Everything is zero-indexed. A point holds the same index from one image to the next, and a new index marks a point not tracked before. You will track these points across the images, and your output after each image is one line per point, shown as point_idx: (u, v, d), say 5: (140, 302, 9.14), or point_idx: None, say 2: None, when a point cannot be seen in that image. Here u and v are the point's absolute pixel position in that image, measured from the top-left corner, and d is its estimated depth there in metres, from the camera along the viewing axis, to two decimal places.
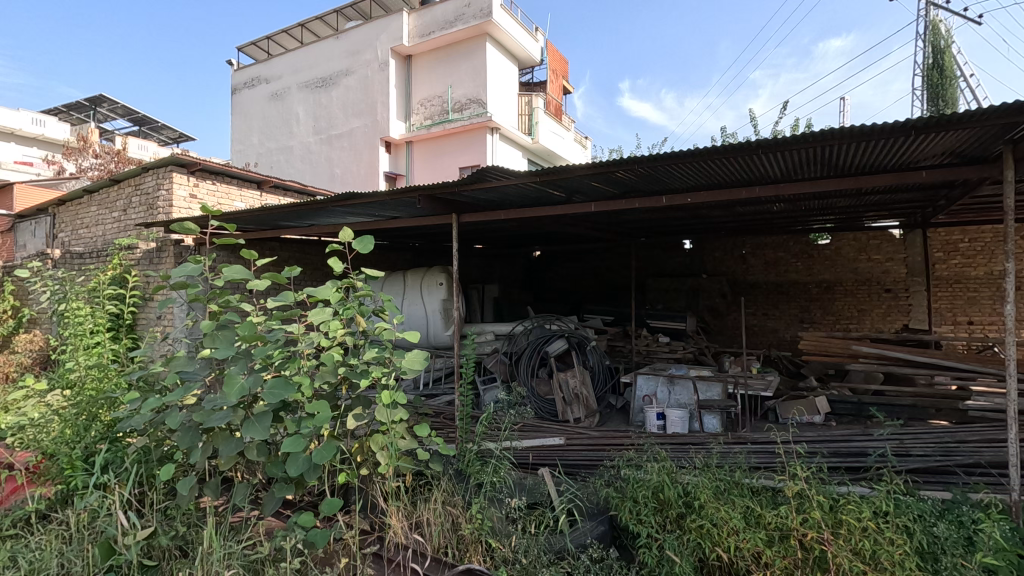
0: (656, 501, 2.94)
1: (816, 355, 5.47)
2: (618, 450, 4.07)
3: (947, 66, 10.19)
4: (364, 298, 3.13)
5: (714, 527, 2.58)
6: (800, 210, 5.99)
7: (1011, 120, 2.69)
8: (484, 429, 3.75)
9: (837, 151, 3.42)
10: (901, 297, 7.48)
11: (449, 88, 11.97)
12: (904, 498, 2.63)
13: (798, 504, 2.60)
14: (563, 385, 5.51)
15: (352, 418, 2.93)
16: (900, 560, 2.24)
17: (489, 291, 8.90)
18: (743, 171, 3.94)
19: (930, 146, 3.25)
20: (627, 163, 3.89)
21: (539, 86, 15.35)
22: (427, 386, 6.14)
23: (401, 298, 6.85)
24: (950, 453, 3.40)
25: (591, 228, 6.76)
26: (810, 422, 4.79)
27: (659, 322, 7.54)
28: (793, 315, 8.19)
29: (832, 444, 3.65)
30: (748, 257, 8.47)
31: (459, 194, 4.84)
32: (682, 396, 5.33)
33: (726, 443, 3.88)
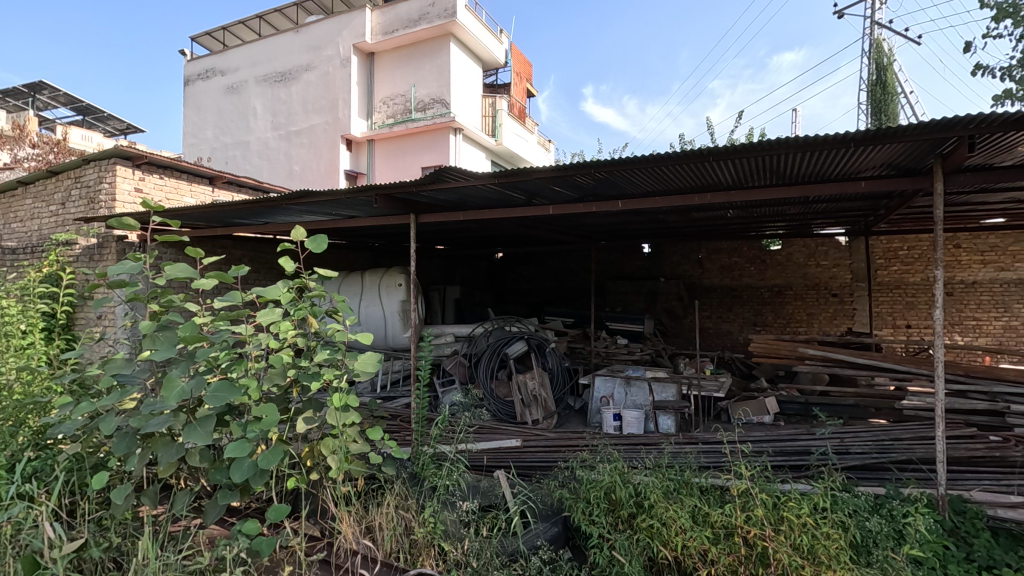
0: (607, 501, 2.99)
1: (767, 357, 5.68)
2: (572, 451, 4.12)
3: (889, 82, 10.74)
4: (317, 298, 3.05)
5: (664, 527, 2.63)
6: (752, 216, 6.19)
7: (941, 135, 2.86)
8: (440, 431, 3.71)
9: (783, 160, 3.56)
10: (846, 301, 7.83)
11: (413, 87, 11.85)
12: (841, 495, 2.75)
13: (743, 502, 2.67)
14: (521, 386, 5.53)
15: (302, 421, 2.87)
16: (836, 554, 2.33)
17: (450, 293, 8.88)
18: (696, 178, 4.06)
19: (868, 158, 3.41)
20: (586, 167, 3.94)
21: (503, 88, 15.39)
22: (384, 388, 6.10)
23: (359, 298, 6.72)
24: (886, 451, 3.57)
25: (551, 230, 6.82)
26: (759, 422, 4.95)
27: (618, 324, 7.66)
28: (746, 318, 8.45)
29: (778, 444, 3.78)
30: (704, 261, 8.71)
31: (419, 194, 4.80)
32: (638, 397, 5.41)
33: (678, 443, 3.96)
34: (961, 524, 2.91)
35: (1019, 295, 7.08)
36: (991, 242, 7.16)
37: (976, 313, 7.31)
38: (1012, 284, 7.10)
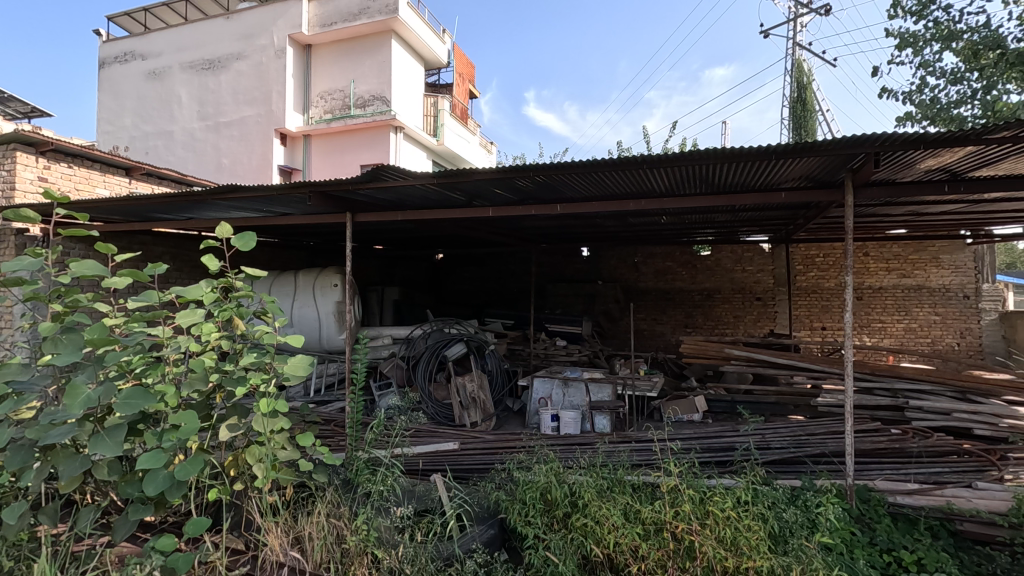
0: (543, 501, 3.03)
1: (696, 358, 5.87)
2: (509, 452, 4.15)
3: (808, 100, 11.52)
4: (244, 299, 2.88)
5: (598, 525, 2.68)
6: (684, 223, 6.46)
7: (854, 150, 3.08)
8: (375, 435, 3.61)
9: (712, 170, 3.73)
10: (768, 304, 8.31)
11: (353, 83, 11.55)
12: (761, 488, 2.92)
13: (672, 498, 2.76)
14: (460, 389, 5.48)
15: (224, 429, 2.70)
16: (757, 545, 2.44)
17: (389, 293, 8.71)
18: (632, 184, 4.18)
19: (787, 170, 3.64)
20: (526, 170, 3.97)
21: (445, 88, 15.29)
22: (318, 392, 5.92)
23: (292, 298, 6.46)
24: (802, 445, 3.81)
25: (492, 232, 6.83)
26: (689, 420, 5.16)
27: (557, 326, 7.76)
28: (678, 321, 8.78)
29: (705, 440, 3.95)
30: (639, 265, 8.99)
31: (356, 193, 4.67)
32: (575, 398, 5.51)
33: (611, 443, 4.05)
34: (866, 510, 3.14)
35: (917, 299, 7.79)
36: (894, 251, 7.82)
37: (881, 316, 7.94)
38: (910, 290, 7.81)
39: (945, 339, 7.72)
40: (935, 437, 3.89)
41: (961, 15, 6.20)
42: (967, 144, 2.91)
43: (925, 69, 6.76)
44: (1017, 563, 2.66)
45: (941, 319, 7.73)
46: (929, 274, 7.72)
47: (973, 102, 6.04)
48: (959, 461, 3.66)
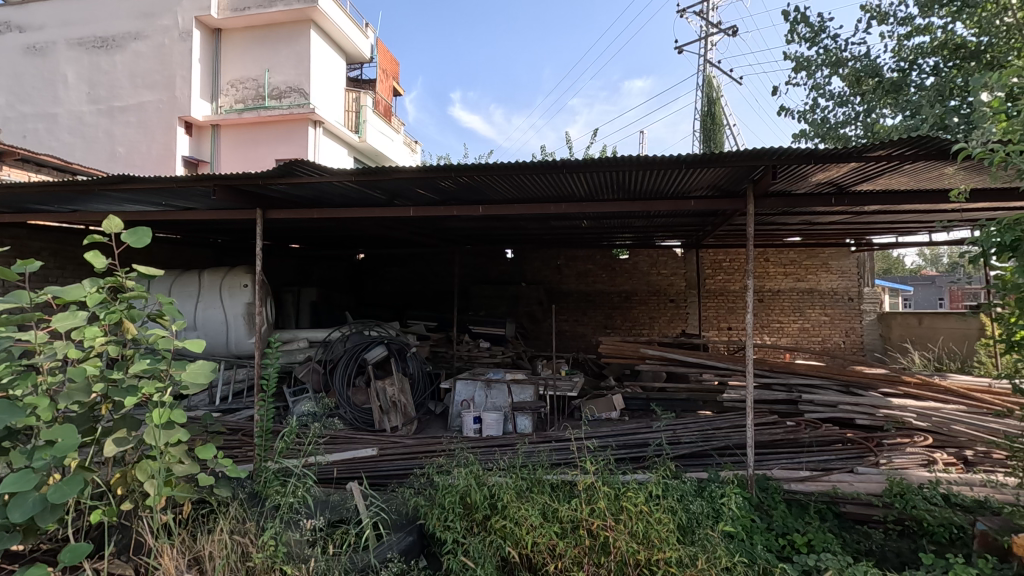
0: (462, 505, 2.99)
1: (614, 358, 6.08)
2: (429, 456, 4.09)
3: (717, 114, 12.30)
4: (135, 300, 2.64)
5: (516, 526, 2.69)
6: (604, 227, 6.67)
7: (754, 163, 3.31)
8: (286, 444, 3.42)
9: (628, 177, 3.87)
10: (681, 305, 8.77)
11: (267, 72, 10.95)
12: (670, 482, 3.05)
13: (588, 496, 2.82)
14: (379, 393, 5.32)
15: (110, 443, 2.45)
16: (666, 536, 2.54)
17: (306, 294, 8.33)
18: (552, 188, 4.25)
19: (696, 179, 3.84)
20: (447, 171, 3.93)
21: (368, 84, 14.88)
22: (225, 400, 5.54)
23: (195, 300, 6.00)
24: (709, 439, 4.05)
25: (414, 233, 6.71)
26: (606, 418, 5.30)
27: (481, 328, 7.74)
28: (598, 322, 9.06)
29: (621, 438, 4.08)
30: (562, 267, 9.18)
31: (267, 188, 4.42)
32: (498, 399, 5.53)
33: (532, 443, 4.10)
34: (764, 498, 3.38)
35: (809, 302, 8.51)
36: (791, 257, 8.50)
37: (779, 317, 8.60)
38: (804, 293, 8.52)
39: (833, 337, 8.49)
40: (823, 427, 4.26)
41: (846, 44, 6.84)
42: (850, 160, 3.21)
43: (817, 91, 7.39)
44: (889, 538, 2.96)
45: (830, 319, 8.50)
46: (820, 279, 8.46)
47: (856, 123, 6.68)
48: (843, 448, 4.04)
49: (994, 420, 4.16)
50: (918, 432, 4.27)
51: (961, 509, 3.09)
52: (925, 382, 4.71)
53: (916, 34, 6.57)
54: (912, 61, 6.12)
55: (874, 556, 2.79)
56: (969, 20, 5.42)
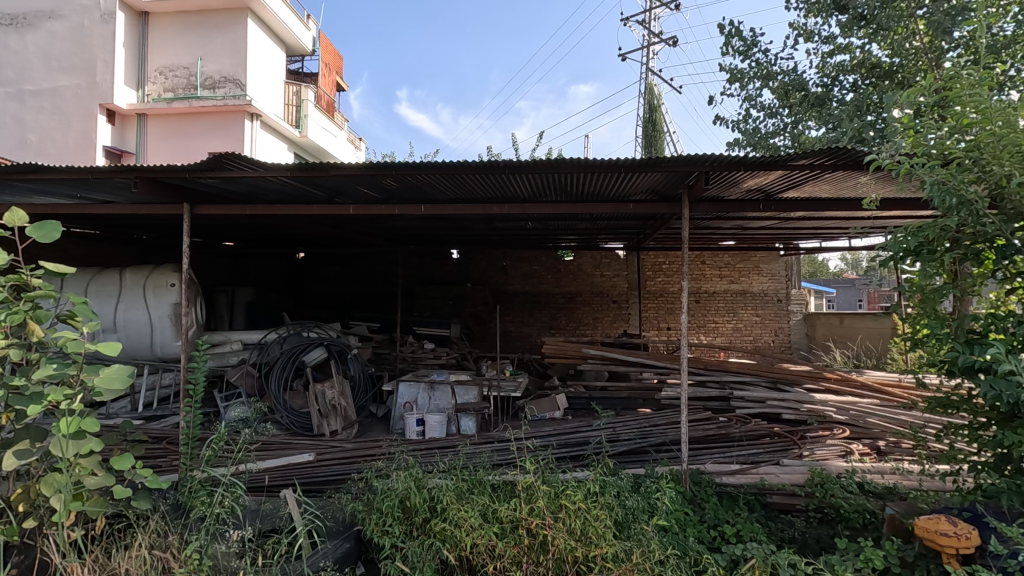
0: (401, 509, 2.93)
1: (557, 358, 6.15)
2: (369, 460, 3.99)
3: (658, 121, 12.70)
4: (42, 299, 2.43)
5: (456, 529, 2.66)
6: (548, 228, 6.74)
7: (689, 168, 3.43)
8: (214, 452, 3.25)
9: (570, 179, 3.92)
10: (623, 306, 8.99)
11: (200, 60, 10.38)
12: (608, 479, 3.11)
13: (527, 496, 2.83)
14: (318, 396, 5.14)
15: (10, 456, 2.24)
16: (603, 533, 2.58)
17: (241, 294, 7.96)
18: (496, 189, 4.25)
19: (635, 183, 3.95)
20: (389, 169, 3.85)
21: (309, 77, 14.41)
22: (148, 407, 5.20)
23: (116, 300, 5.61)
24: (647, 435, 4.16)
25: (356, 232, 6.54)
26: (550, 418, 5.35)
27: (425, 329, 7.64)
28: (543, 322, 9.14)
29: (563, 436, 4.14)
30: (508, 268, 9.20)
31: (195, 182, 4.19)
32: (441, 401, 5.48)
33: (475, 444, 4.09)
34: (697, 492, 3.50)
35: (742, 303, 8.92)
36: (725, 260, 8.89)
37: (715, 317, 8.96)
38: (737, 294, 8.92)
39: (764, 337, 8.93)
40: (752, 422, 4.48)
41: (775, 58, 7.21)
42: (777, 168, 3.39)
43: (750, 102, 7.75)
44: (810, 526, 3.13)
45: (761, 319, 8.93)
46: (752, 281, 8.89)
47: (785, 133, 7.05)
48: (770, 441, 4.25)
49: (903, 413, 4.48)
50: (837, 425, 4.56)
51: (873, 496, 3.31)
52: (843, 378, 5.04)
53: (838, 52, 7.01)
54: (834, 77, 6.52)
55: (796, 543, 2.94)
56: (884, 42, 5.80)
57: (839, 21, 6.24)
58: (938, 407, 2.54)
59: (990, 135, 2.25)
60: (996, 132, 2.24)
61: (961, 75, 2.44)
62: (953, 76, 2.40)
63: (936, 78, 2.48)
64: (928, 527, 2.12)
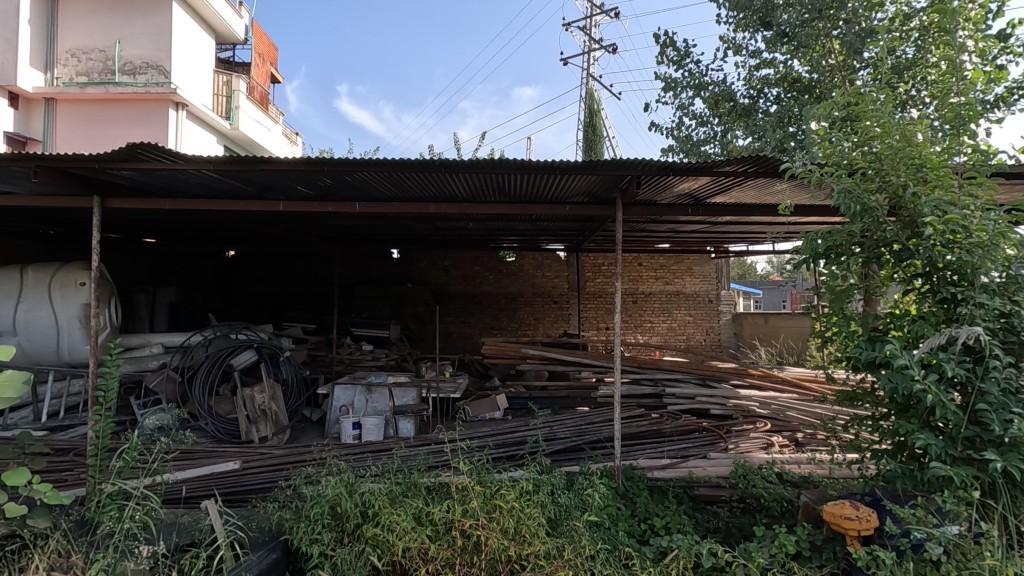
0: (332, 515, 2.83)
1: (497, 358, 6.15)
2: (299, 466, 3.84)
3: (598, 126, 12.99)
4: None
5: (388, 533, 2.60)
6: (489, 228, 6.75)
7: (622, 172, 3.53)
8: (127, 463, 3.03)
9: (507, 180, 3.94)
10: (563, 307, 9.15)
11: (118, 44, 9.64)
12: (542, 477, 3.14)
13: (462, 497, 2.82)
14: (247, 401, 4.89)
15: None
16: (537, 531, 2.60)
17: (163, 294, 7.48)
18: (434, 188, 4.21)
19: (571, 185, 4.01)
20: (321, 165, 3.72)
21: (241, 66, 13.74)
22: (53, 417, 4.79)
23: (16, 301, 5.13)
24: (583, 433, 4.25)
25: (289, 229, 6.29)
26: (490, 418, 5.34)
27: (363, 330, 7.46)
28: (484, 323, 9.14)
29: (500, 436, 4.15)
30: (450, 268, 9.11)
31: (108, 173, 3.90)
32: (378, 403, 5.35)
33: (412, 446, 4.03)
34: (630, 487, 3.59)
35: (676, 303, 9.26)
36: (661, 262, 9.20)
37: (650, 317, 9.24)
38: (672, 295, 9.25)
39: (696, 336, 9.31)
40: (682, 417, 4.65)
41: (707, 69, 7.52)
42: (704, 174, 3.54)
43: (683, 110, 8.04)
44: (733, 515, 3.28)
45: (693, 319, 9.30)
46: (685, 282, 9.25)
47: (715, 141, 7.38)
48: (698, 436, 4.44)
49: (818, 406, 4.79)
50: (760, 418, 4.81)
51: (790, 485, 3.52)
52: (766, 374, 5.35)
53: (763, 66, 7.40)
54: (760, 89, 6.89)
55: (720, 532, 3.06)
56: (804, 58, 6.18)
57: (764, 36, 6.58)
58: (845, 400, 2.72)
59: (888, 148, 2.44)
60: (893, 145, 2.43)
61: (865, 92, 2.63)
62: (858, 94, 2.60)
63: (844, 93, 2.66)
64: (834, 513, 2.26)
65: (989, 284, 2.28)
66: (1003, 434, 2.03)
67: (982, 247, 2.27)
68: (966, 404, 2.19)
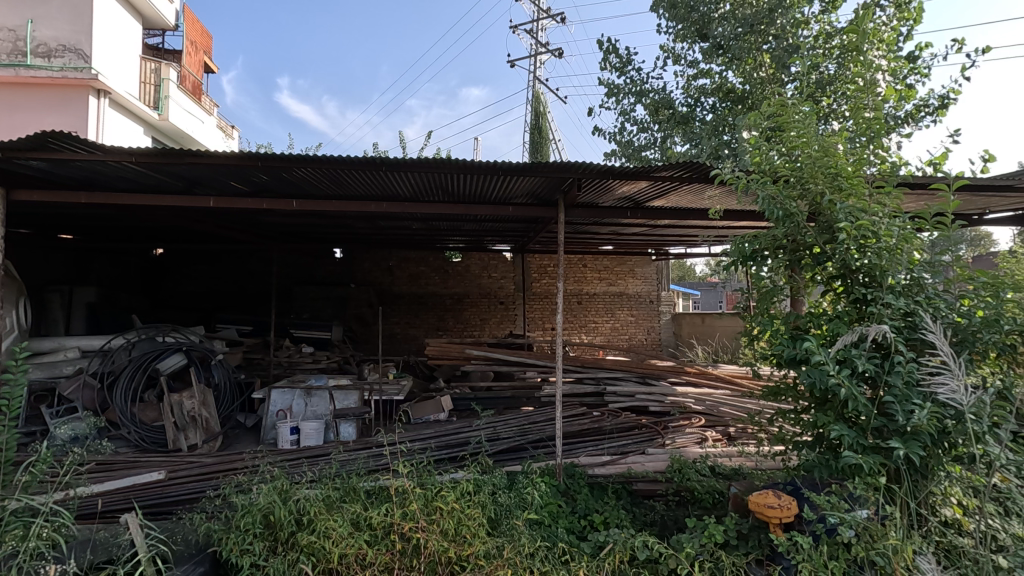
0: (264, 524, 2.72)
1: (441, 359, 6.10)
2: (231, 475, 3.67)
3: (544, 129, 13.15)
4: None
5: (323, 540, 2.53)
6: (434, 229, 6.69)
7: (563, 174, 3.58)
8: (35, 477, 2.80)
9: (450, 179, 3.92)
10: (509, 307, 9.22)
11: (30, 23, 8.84)
12: (483, 478, 3.14)
13: (401, 500, 2.77)
14: (174, 407, 4.63)
15: None
16: (477, 531, 2.60)
17: (81, 295, 6.97)
18: (375, 186, 4.13)
19: (514, 186, 4.04)
20: (256, 160, 3.57)
21: (171, 54, 12.99)
22: None
23: None
24: (525, 433, 4.28)
25: (222, 226, 6.00)
26: (435, 420, 5.28)
27: (303, 332, 7.23)
28: (430, 323, 9.05)
29: (443, 438, 4.12)
30: (394, 268, 8.96)
31: (16, 162, 3.59)
32: (318, 407, 5.19)
33: (351, 450, 3.94)
34: (571, 484, 3.65)
35: (619, 304, 9.48)
36: (605, 264, 9.41)
37: (594, 317, 9.42)
38: (615, 296, 9.46)
39: (638, 335, 9.59)
40: (622, 415, 4.78)
41: (648, 77, 7.76)
42: (642, 178, 3.65)
43: (625, 116, 8.26)
44: (668, 508, 3.39)
45: (635, 319, 9.57)
46: (627, 283, 9.50)
47: (655, 147, 7.62)
48: (638, 432, 4.57)
49: (748, 401, 5.04)
50: (695, 414, 5.00)
51: (722, 478, 3.68)
52: (701, 371, 5.57)
53: (700, 76, 7.71)
54: (697, 98, 7.16)
55: (657, 525, 3.16)
56: (737, 70, 6.48)
57: (701, 47, 6.85)
58: (771, 395, 2.87)
59: (808, 157, 2.60)
60: (812, 155, 2.59)
61: (789, 104, 2.78)
62: (783, 105, 2.75)
63: (770, 104, 2.81)
64: (759, 502, 2.38)
65: (896, 285, 2.46)
66: (906, 423, 2.20)
67: (889, 252, 2.45)
68: (876, 397, 2.36)
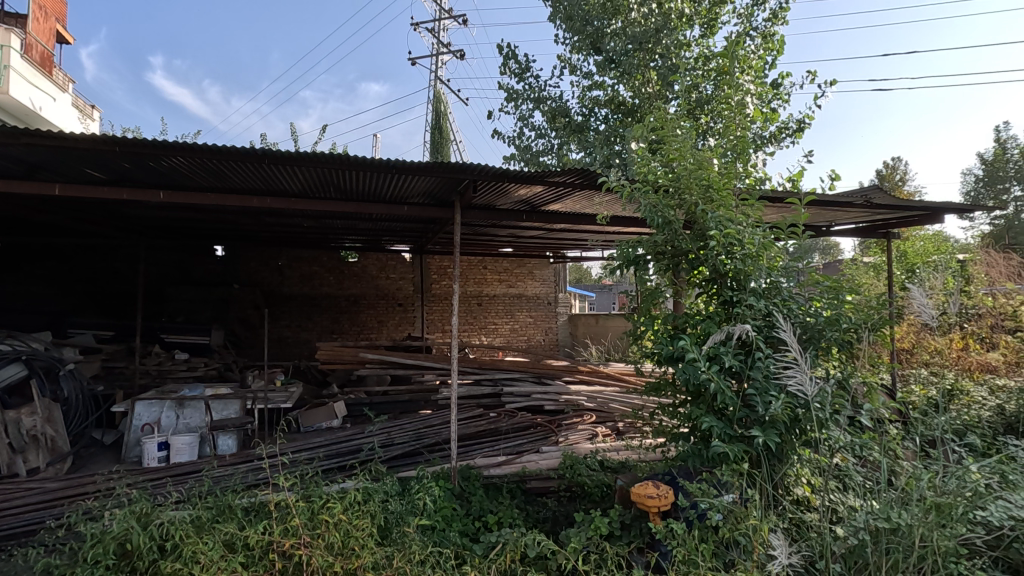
0: (120, 554, 2.41)
1: (333, 363, 5.84)
2: (79, 501, 3.21)
3: (444, 129, 13.05)
4: None
5: (191, 566, 2.30)
6: (326, 227, 6.37)
7: (458, 176, 3.57)
8: None
9: (341, 176, 3.75)
10: (408, 309, 9.09)
11: None
12: (374, 486, 3.02)
13: (282, 516, 2.59)
14: (9, 427, 3.98)
15: None
16: (366, 542, 2.50)
17: None
18: (258, 180, 3.85)
19: (409, 186, 3.96)
20: (115, 145, 3.19)
21: (12, 18, 11.26)
22: None
23: None
24: (421, 437, 4.20)
25: (74, 218, 5.28)
26: (327, 427, 5.02)
27: (175, 337, 6.57)
28: (323, 326, 8.63)
29: (334, 446, 3.95)
30: (283, 268, 8.39)
31: None
32: (192, 419, 4.73)
33: (231, 464, 3.65)
34: (466, 486, 3.64)
35: (518, 305, 9.64)
36: (504, 266, 9.52)
37: (494, 318, 9.49)
38: (514, 298, 9.61)
39: (536, 336, 9.83)
40: (518, 415, 4.87)
41: (546, 84, 7.96)
42: (536, 183, 3.75)
43: (524, 120, 8.40)
44: (560, 504, 3.51)
45: (533, 320, 9.80)
46: (526, 285, 9.70)
47: (552, 153, 7.84)
48: (532, 432, 4.67)
49: (635, 397, 5.35)
50: (587, 411, 5.20)
51: (610, 471, 3.86)
52: (593, 369, 5.83)
53: (594, 88, 8.06)
54: (591, 109, 7.46)
55: (548, 521, 3.25)
56: (628, 84, 6.85)
57: (595, 60, 7.15)
58: (652, 391, 3.05)
59: (684, 169, 2.79)
60: (688, 167, 2.79)
61: (671, 121, 2.98)
62: (665, 121, 2.93)
63: (655, 115, 2.97)
64: (640, 493, 2.52)
65: (757, 288, 2.71)
66: (765, 413, 2.46)
67: (752, 257, 2.70)
68: (741, 390, 2.58)
